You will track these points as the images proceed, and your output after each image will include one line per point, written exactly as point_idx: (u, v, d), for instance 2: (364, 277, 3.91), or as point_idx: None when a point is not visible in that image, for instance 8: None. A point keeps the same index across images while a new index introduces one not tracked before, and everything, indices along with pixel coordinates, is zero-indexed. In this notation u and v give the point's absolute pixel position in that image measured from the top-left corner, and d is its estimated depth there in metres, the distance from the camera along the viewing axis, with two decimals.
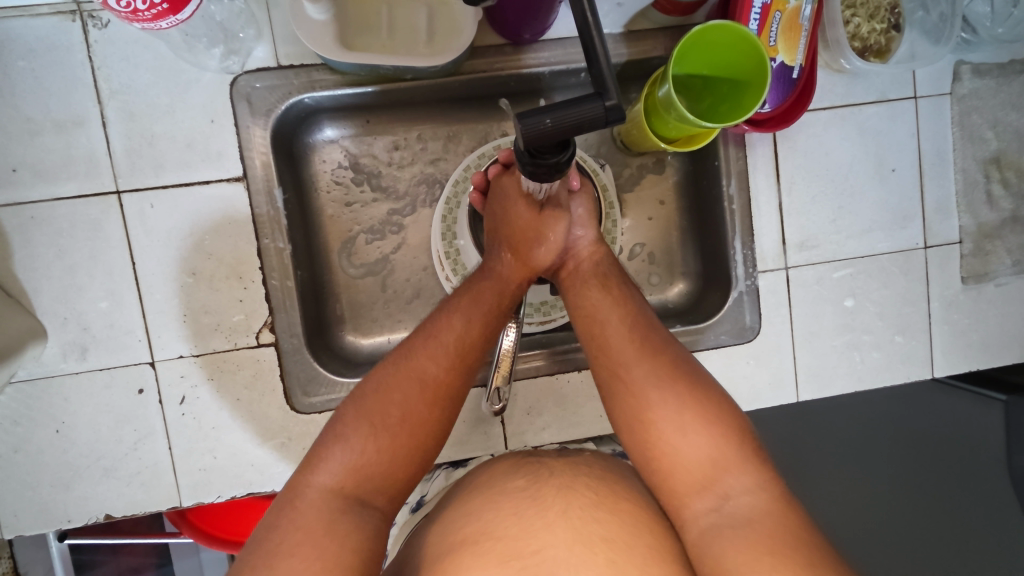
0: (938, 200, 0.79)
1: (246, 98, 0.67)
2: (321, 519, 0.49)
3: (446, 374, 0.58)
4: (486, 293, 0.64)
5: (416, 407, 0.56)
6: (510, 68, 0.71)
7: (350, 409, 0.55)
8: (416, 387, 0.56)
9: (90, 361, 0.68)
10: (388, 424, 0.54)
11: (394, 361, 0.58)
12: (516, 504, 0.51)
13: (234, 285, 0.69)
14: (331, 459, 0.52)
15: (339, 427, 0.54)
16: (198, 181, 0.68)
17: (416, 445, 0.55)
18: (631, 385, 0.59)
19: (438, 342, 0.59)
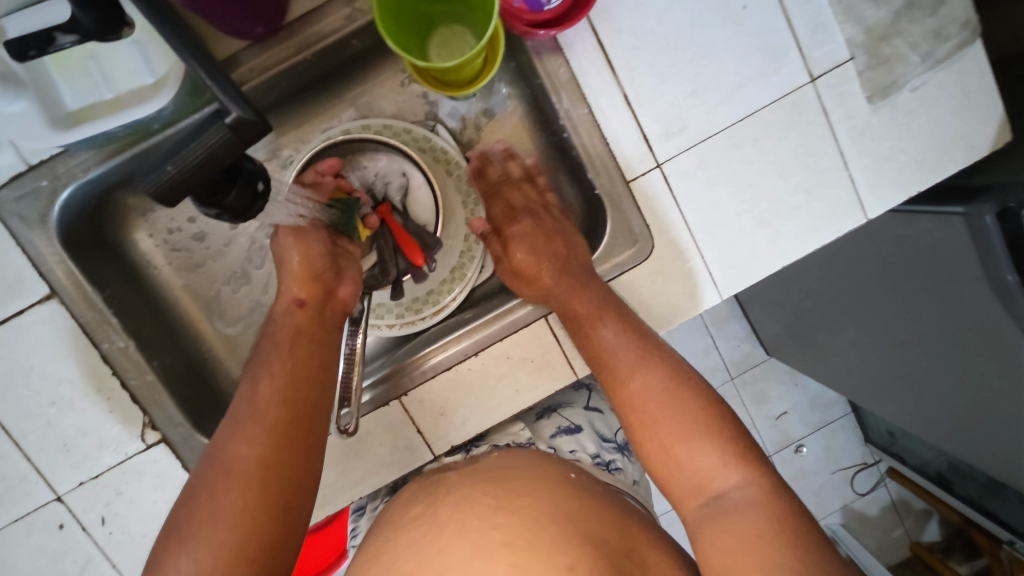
0: (810, 20, 0.66)
1: (15, 213, 0.62)
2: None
3: (266, 453, 0.51)
4: (287, 342, 0.58)
5: (238, 507, 0.49)
6: (271, 68, 0.63)
7: (171, 537, 0.49)
8: (234, 483, 0.49)
9: (3, 516, 0.68)
10: (205, 534, 0.48)
11: (209, 462, 0.52)
12: (412, 535, 0.49)
13: (98, 399, 0.67)
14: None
15: (169, 549, 0.48)
16: (11, 314, 0.64)
17: (255, 545, 0.48)
18: (626, 393, 0.58)
19: (249, 420, 0.53)
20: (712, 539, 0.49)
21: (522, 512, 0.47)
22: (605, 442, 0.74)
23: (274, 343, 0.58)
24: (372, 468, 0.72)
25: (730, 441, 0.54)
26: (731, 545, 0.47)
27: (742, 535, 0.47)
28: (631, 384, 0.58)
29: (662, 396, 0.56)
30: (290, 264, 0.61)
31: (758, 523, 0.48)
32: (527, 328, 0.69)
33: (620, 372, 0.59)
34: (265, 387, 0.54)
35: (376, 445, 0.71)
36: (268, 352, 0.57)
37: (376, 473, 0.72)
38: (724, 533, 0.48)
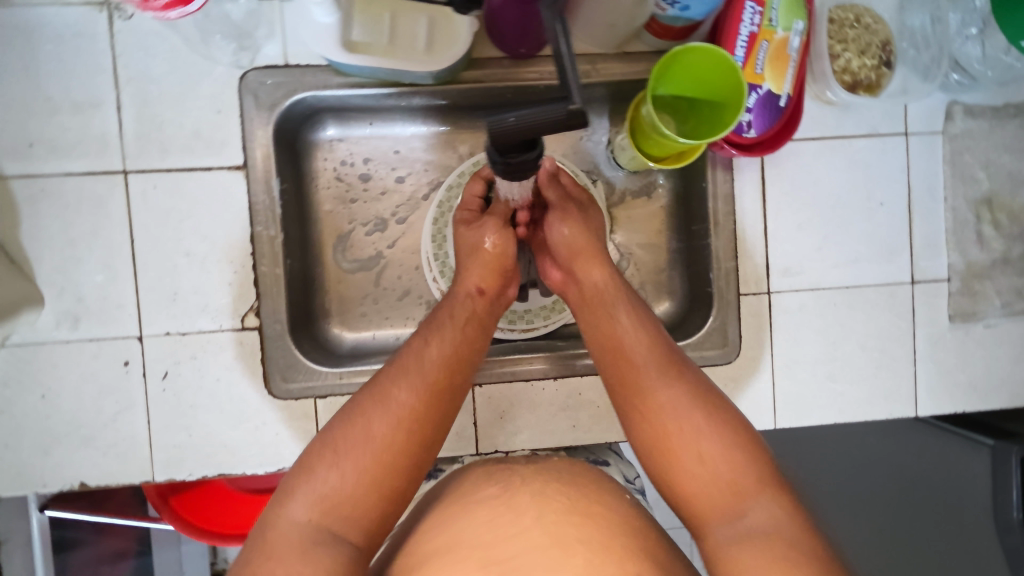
0: (927, 237, 0.79)
1: (253, 92, 0.71)
2: (294, 551, 0.50)
3: (418, 406, 0.59)
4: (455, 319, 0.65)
5: (385, 440, 0.56)
6: (507, 80, 0.74)
7: (322, 445, 0.57)
8: (387, 419, 0.57)
9: (81, 331, 0.71)
10: (354, 456, 0.55)
11: (368, 393, 0.59)
12: (488, 513, 0.51)
13: (226, 268, 0.72)
14: (303, 491, 0.54)
15: (318, 454, 0.56)
16: (199, 167, 0.71)
17: (387, 478, 0.56)
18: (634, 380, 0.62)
19: (413, 372, 0.60)
20: (677, 443, 0.58)
21: (597, 520, 0.50)
22: (630, 483, 0.71)
23: (444, 316, 0.65)
24: None
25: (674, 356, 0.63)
26: (705, 443, 0.57)
27: (707, 442, 0.57)
28: (624, 351, 0.63)
29: (642, 352, 0.63)
30: (486, 256, 0.69)
31: (680, 418, 0.59)
32: None
33: (613, 332, 0.65)
34: (432, 350, 0.62)
35: None
36: (439, 321, 0.65)
37: None
38: (692, 433, 0.58)
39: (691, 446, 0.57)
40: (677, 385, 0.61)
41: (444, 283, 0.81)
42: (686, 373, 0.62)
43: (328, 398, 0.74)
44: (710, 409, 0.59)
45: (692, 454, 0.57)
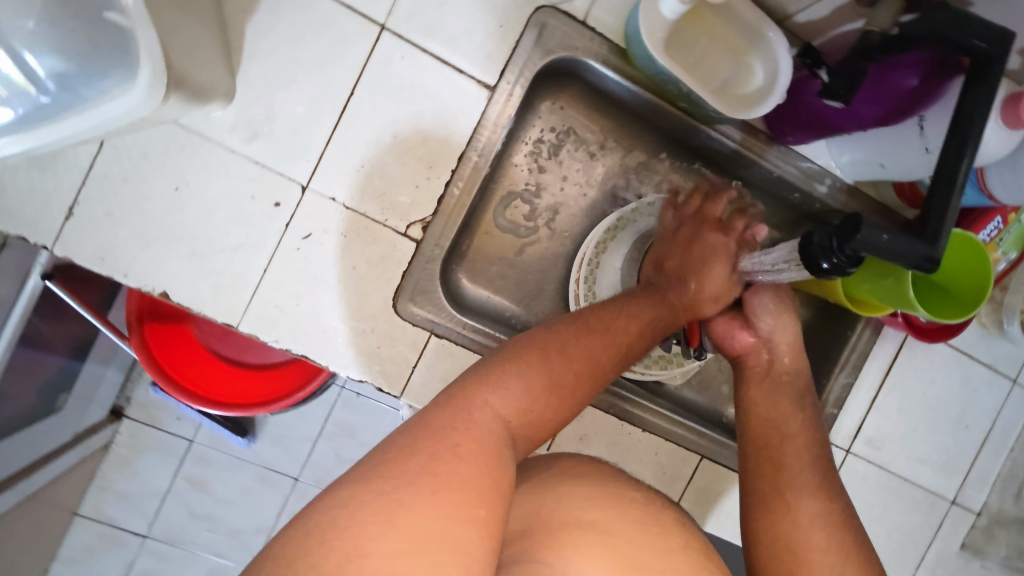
0: (983, 472, 0.87)
1: (539, 28, 0.68)
2: (492, 440, 0.48)
3: (611, 365, 0.61)
4: (658, 312, 0.68)
5: (577, 388, 0.58)
6: (750, 151, 0.74)
7: (529, 353, 0.57)
8: (586, 364, 0.59)
9: (251, 149, 0.64)
10: (550, 380, 0.56)
11: (576, 329, 0.61)
12: (622, 512, 0.50)
13: (420, 170, 0.68)
14: (504, 389, 0.53)
15: (519, 362, 0.56)
16: (453, 65, 0.67)
17: (559, 415, 0.57)
18: (777, 453, 0.63)
19: (617, 334, 0.63)
20: (809, 555, 0.55)
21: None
22: None
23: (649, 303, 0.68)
24: None
25: (836, 480, 0.61)
26: (842, 572, 0.54)
27: (832, 539, 0.56)
28: (779, 423, 0.65)
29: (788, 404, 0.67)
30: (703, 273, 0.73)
31: (819, 536, 0.56)
32: (684, 450, 0.79)
33: (784, 425, 0.65)
34: (636, 329, 0.65)
35: None
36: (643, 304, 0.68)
37: None
38: (824, 549, 0.55)
39: (825, 569, 0.54)
40: (824, 500, 0.58)
41: (582, 286, 0.77)
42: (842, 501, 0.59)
43: (442, 340, 0.71)
44: (850, 538, 0.56)
45: (820, 573, 0.54)
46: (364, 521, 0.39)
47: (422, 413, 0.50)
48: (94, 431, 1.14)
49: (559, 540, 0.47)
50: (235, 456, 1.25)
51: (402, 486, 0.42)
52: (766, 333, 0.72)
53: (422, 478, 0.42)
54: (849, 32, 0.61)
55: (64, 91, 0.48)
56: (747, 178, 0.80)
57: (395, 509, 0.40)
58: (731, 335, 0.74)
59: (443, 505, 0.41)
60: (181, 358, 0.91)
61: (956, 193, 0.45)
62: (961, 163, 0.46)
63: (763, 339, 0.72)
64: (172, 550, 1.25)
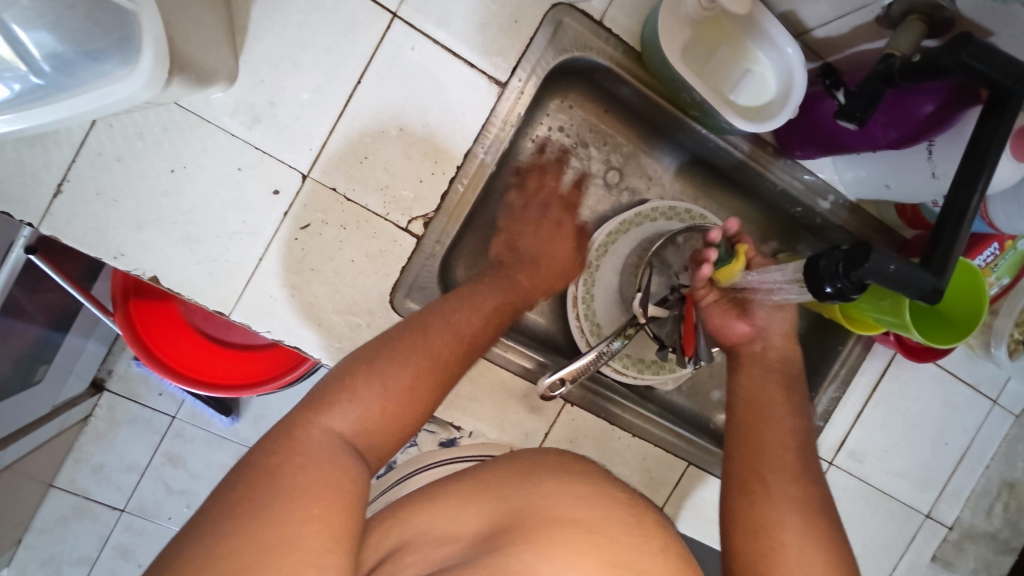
0: (957, 487, 0.89)
1: (553, 25, 0.67)
2: (324, 457, 0.45)
3: (454, 351, 0.58)
4: (502, 290, 0.66)
5: (420, 390, 0.54)
6: (757, 163, 0.74)
7: (362, 366, 0.53)
8: (423, 356, 0.55)
9: (252, 134, 0.62)
10: (385, 381, 0.52)
11: (413, 322, 0.58)
12: (612, 511, 0.49)
13: (425, 165, 0.67)
14: (341, 403, 0.50)
15: (351, 376, 0.52)
16: (464, 59, 0.66)
17: (402, 416, 0.53)
18: (760, 445, 0.64)
19: (452, 317, 0.59)
20: (779, 532, 0.57)
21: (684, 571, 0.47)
22: None
23: (501, 287, 0.66)
24: (489, 416, 0.74)
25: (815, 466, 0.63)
26: (812, 554, 0.55)
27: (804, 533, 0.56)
28: (767, 419, 0.66)
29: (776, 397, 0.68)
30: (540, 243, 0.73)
31: (789, 516, 0.58)
32: (672, 456, 0.80)
33: (765, 406, 0.67)
34: (483, 316, 0.62)
35: (513, 408, 0.74)
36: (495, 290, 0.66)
37: (489, 423, 0.74)
38: (793, 524, 0.57)
39: (796, 548, 0.55)
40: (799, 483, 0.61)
41: (580, 289, 0.77)
42: (816, 487, 0.61)
43: None
44: (821, 525, 0.57)
45: (790, 553, 0.55)
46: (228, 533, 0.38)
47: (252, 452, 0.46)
48: (73, 404, 1.12)
49: (538, 536, 0.46)
50: (215, 434, 1.23)
51: (259, 497, 0.41)
52: (762, 323, 0.73)
53: (272, 487, 0.41)
54: (868, 51, 0.61)
55: (63, 74, 0.46)
56: (747, 187, 0.80)
57: (249, 521, 0.39)
58: (727, 326, 0.73)
59: (299, 524, 0.39)
60: (164, 337, 0.88)
61: (965, 226, 0.44)
62: (972, 198, 0.45)
63: (756, 329, 0.73)
64: (147, 524, 1.23)
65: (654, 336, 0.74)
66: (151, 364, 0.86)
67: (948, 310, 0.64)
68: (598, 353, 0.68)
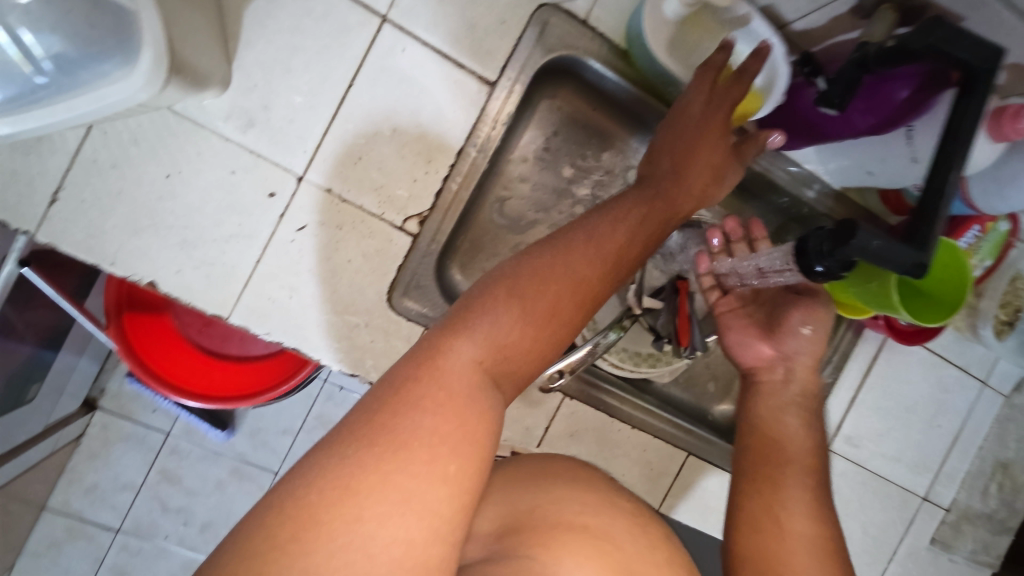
0: (953, 469, 0.90)
1: (540, 25, 0.68)
2: (463, 393, 0.44)
3: (597, 281, 0.54)
4: (652, 212, 0.60)
5: (557, 325, 0.51)
6: None
7: (504, 290, 0.50)
8: (565, 284, 0.52)
9: (247, 138, 0.63)
10: (531, 309, 0.50)
11: (552, 251, 0.54)
12: (624, 520, 0.48)
13: (418, 165, 0.68)
14: (481, 331, 0.47)
15: (495, 299, 0.49)
16: (454, 60, 0.67)
17: (541, 340, 0.51)
18: (774, 477, 0.58)
19: (594, 244, 0.55)
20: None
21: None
22: None
23: (642, 204, 0.60)
24: None
25: (832, 507, 0.57)
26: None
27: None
28: (782, 448, 0.60)
29: (791, 420, 0.62)
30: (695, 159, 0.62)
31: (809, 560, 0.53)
32: (671, 447, 0.81)
33: (784, 436, 0.60)
34: (625, 236, 0.57)
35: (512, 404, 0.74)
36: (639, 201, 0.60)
37: None
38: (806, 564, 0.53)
39: None
40: (818, 525, 0.55)
41: None
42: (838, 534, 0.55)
43: None
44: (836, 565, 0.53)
45: None
46: (345, 457, 0.39)
47: (388, 372, 0.45)
48: (65, 423, 1.11)
49: (552, 538, 0.45)
50: (210, 449, 1.22)
51: (378, 431, 0.40)
52: (786, 350, 0.64)
53: (392, 423, 0.41)
54: (845, 41, 0.63)
55: (63, 75, 0.48)
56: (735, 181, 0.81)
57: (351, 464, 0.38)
58: (747, 345, 0.66)
59: (408, 470, 0.39)
60: (158, 349, 0.88)
61: (946, 202, 0.46)
62: (951, 177, 0.47)
63: (782, 354, 0.64)
64: (143, 543, 1.22)
65: (650, 327, 0.75)
66: (152, 381, 0.85)
67: (935, 291, 0.65)
68: (590, 349, 0.69)
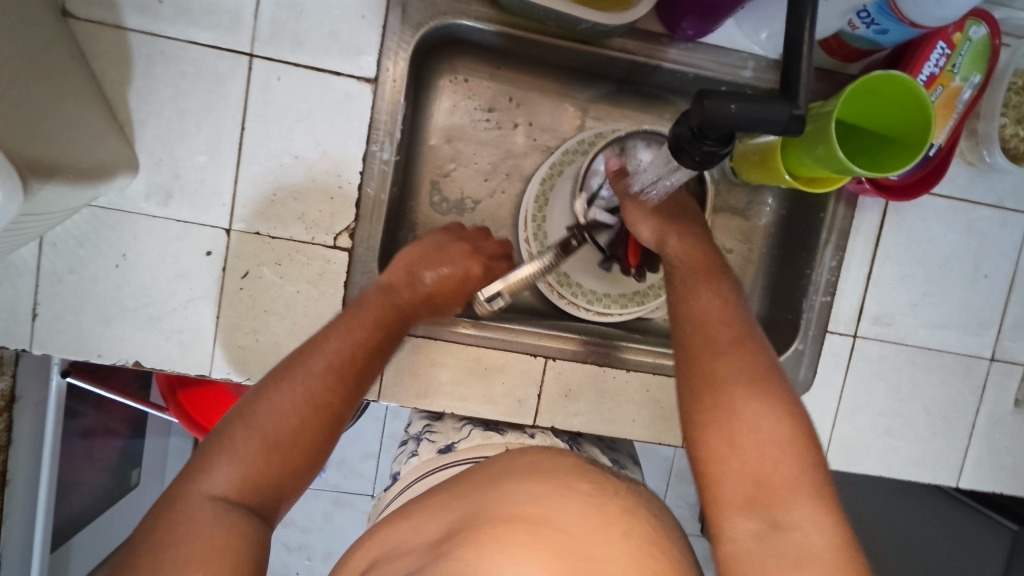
0: (1018, 318, 0.79)
1: (400, 7, 0.67)
2: (219, 526, 0.47)
3: (335, 385, 0.58)
4: (366, 315, 0.63)
5: (311, 411, 0.57)
6: (650, 59, 0.71)
7: (234, 423, 0.55)
8: (298, 382, 0.57)
9: (170, 209, 0.67)
10: (263, 418, 0.55)
11: (276, 371, 0.58)
12: (579, 504, 0.44)
13: (330, 181, 0.69)
14: (220, 464, 0.52)
15: (232, 435, 0.54)
16: (329, 69, 0.67)
17: (293, 455, 0.55)
18: (708, 347, 0.56)
19: (302, 354, 0.59)
20: (732, 428, 0.51)
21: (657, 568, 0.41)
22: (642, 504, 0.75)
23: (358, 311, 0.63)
24: (478, 395, 0.74)
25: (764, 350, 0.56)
26: (770, 441, 0.50)
27: (770, 427, 0.51)
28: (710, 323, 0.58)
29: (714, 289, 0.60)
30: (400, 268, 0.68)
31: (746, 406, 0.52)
32: None
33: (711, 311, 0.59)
34: (339, 351, 0.59)
35: (499, 380, 0.74)
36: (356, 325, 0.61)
37: (479, 401, 0.74)
38: (754, 413, 0.51)
39: (757, 440, 0.50)
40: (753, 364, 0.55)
41: (534, 244, 0.77)
42: (780, 386, 0.53)
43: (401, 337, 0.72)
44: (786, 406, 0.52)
45: (747, 451, 0.50)
46: (172, 534, 0.46)
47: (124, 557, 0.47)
48: None
49: (482, 535, 0.42)
50: None
51: None
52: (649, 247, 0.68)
53: None
54: None
55: None
56: (661, 86, 0.77)
57: None
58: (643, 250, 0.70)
59: None
60: (213, 409, 0.96)
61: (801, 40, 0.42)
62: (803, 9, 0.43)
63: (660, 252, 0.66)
64: None
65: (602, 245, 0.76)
66: None
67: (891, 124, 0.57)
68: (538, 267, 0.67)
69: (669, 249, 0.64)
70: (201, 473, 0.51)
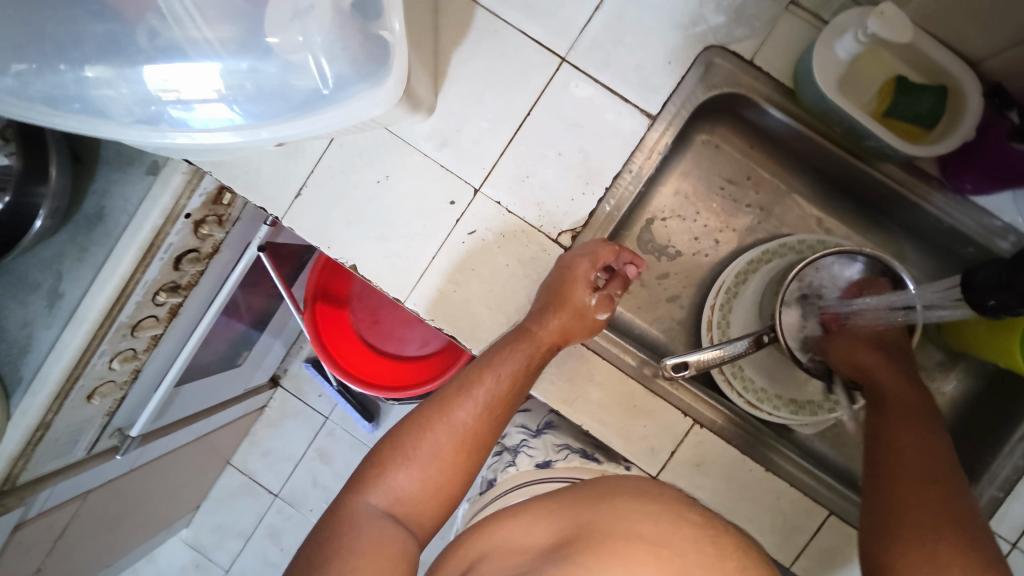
0: None
1: (705, 65, 0.73)
2: (377, 530, 0.58)
3: (481, 421, 0.66)
4: (516, 354, 0.69)
5: (459, 444, 0.65)
6: (914, 195, 0.72)
7: (398, 442, 0.65)
8: (447, 417, 0.66)
9: (441, 155, 0.76)
10: (421, 445, 0.64)
11: (432, 403, 0.68)
12: (691, 533, 0.47)
13: (578, 185, 0.76)
14: (384, 480, 0.63)
15: (394, 456, 0.64)
16: (621, 94, 0.74)
17: (442, 481, 0.64)
18: (903, 476, 0.60)
19: (458, 388, 0.68)
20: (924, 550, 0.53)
21: None
22: None
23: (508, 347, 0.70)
24: (616, 426, 0.77)
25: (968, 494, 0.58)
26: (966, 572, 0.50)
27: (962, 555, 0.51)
28: (917, 455, 0.61)
29: (914, 424, 0.64)
30: (556, 318, 0.70)
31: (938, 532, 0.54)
32: (812, 503, 0.75)
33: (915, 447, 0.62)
34: (485, 388, 0.67)
35: (641, 422, 0.76)
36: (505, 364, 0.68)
37: (615, 433, 0.77)
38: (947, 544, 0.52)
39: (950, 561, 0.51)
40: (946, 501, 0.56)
41: (717, 313, 0.79)
42: (981, 533, 0.54)
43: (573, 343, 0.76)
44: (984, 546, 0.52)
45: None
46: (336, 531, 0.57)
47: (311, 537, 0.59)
48: (256, 392, 1.35)
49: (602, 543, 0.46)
50: (359, 439, 1.39)
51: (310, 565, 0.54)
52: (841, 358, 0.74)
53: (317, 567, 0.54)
54: None
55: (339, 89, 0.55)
56: (907, 223, 0.78)
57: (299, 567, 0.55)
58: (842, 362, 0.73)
59: None
60: (339, 335, 1.04)
61: None
62: None
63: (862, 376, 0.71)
64: (295, 512, 1.41)
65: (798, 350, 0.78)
66: (331, 360, 1.01)
67: None
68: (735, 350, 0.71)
69: (878, 379, 0.70)
70: (376, 482, 0.63)
